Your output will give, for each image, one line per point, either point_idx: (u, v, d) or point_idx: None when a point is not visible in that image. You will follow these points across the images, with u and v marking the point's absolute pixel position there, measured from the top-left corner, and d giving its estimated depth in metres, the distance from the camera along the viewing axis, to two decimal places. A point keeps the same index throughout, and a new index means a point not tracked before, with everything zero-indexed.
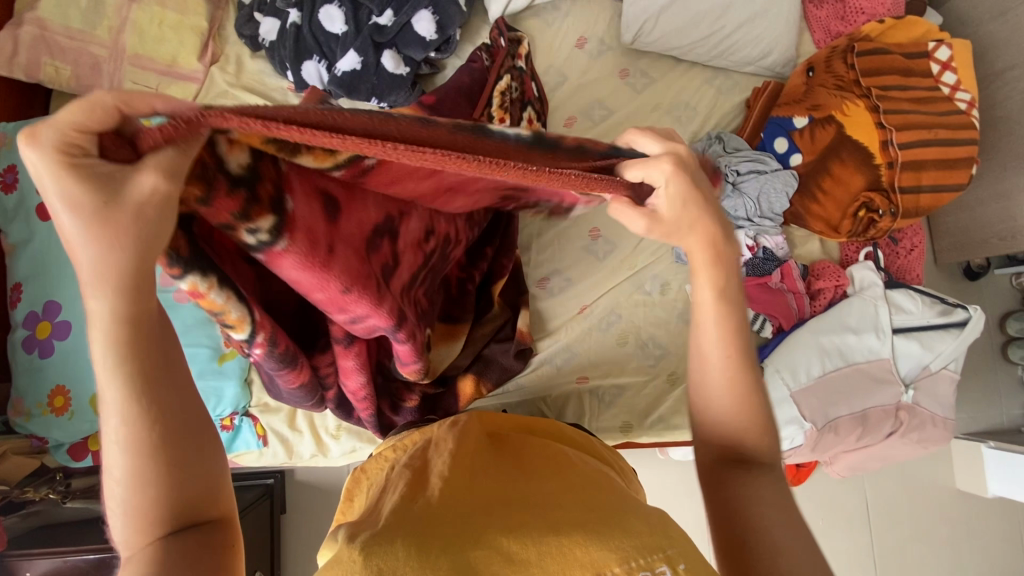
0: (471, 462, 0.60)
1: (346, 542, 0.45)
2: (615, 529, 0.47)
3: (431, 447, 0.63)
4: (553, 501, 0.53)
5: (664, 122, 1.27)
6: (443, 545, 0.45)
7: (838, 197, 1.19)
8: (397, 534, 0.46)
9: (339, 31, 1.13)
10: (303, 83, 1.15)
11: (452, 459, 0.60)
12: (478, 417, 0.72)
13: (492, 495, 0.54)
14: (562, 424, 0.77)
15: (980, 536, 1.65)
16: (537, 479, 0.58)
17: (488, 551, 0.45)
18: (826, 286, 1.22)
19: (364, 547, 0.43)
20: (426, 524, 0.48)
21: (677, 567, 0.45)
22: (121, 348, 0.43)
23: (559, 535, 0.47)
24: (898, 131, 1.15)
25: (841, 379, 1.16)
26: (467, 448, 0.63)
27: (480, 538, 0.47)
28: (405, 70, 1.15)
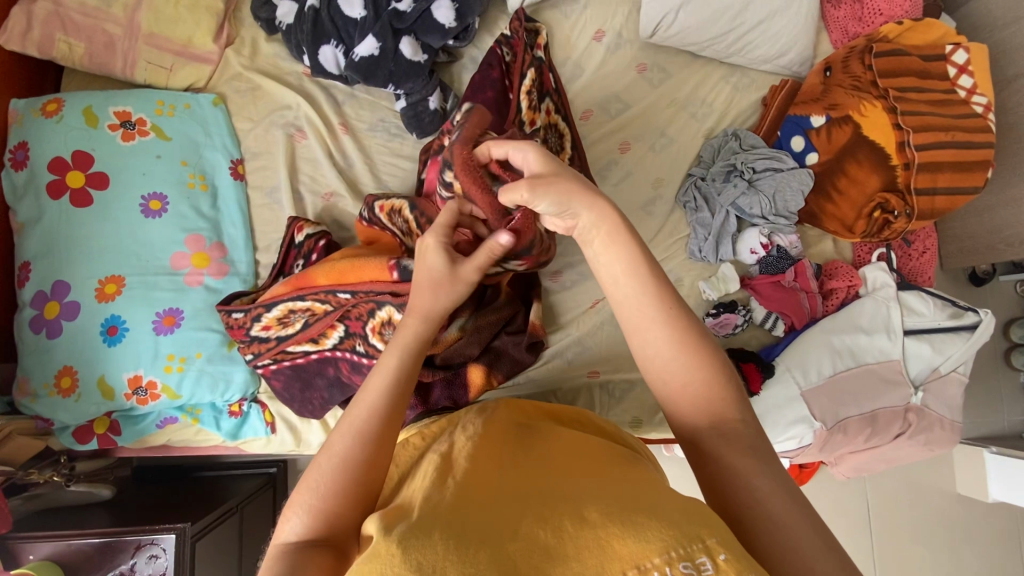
0: (500, 447, 0.60)
1: (384, 535, 0.46)
2: (654, 520, 0.47)
3: (458, 432, 0.62)
4: (585, 489, 0.52)
5: (680, 118, 1.26)
6: (480, 536, 0.46)
7: (854, 198, 1.19)
8: (433, 526, 0.46)
9: (358, 16, 1.11)
10: (319, 68, 1.14)
11: (481, 445, 0.59)
12: (504, 404, 0.71)
13: (525, 484, 0.54)
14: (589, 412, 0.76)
15: (979, 540, 1.66)
16: (569, 466, 0.57)
17: (524, 543, 0.46)
18: (839, 286, 1.22)
19: (403, 541, 0.44)
20: (460, 513, 0.48)
21: (717, 558, 0.43)
22: (400, 386, 0.61)
23: (595, 528, 0.47)
24: (915, 132, 1.15)
25: (851, 379, 1.16)
26: (496, 433, 0.63)
27: (516, 529, 0.47)
28: (423, 57, 1.14)
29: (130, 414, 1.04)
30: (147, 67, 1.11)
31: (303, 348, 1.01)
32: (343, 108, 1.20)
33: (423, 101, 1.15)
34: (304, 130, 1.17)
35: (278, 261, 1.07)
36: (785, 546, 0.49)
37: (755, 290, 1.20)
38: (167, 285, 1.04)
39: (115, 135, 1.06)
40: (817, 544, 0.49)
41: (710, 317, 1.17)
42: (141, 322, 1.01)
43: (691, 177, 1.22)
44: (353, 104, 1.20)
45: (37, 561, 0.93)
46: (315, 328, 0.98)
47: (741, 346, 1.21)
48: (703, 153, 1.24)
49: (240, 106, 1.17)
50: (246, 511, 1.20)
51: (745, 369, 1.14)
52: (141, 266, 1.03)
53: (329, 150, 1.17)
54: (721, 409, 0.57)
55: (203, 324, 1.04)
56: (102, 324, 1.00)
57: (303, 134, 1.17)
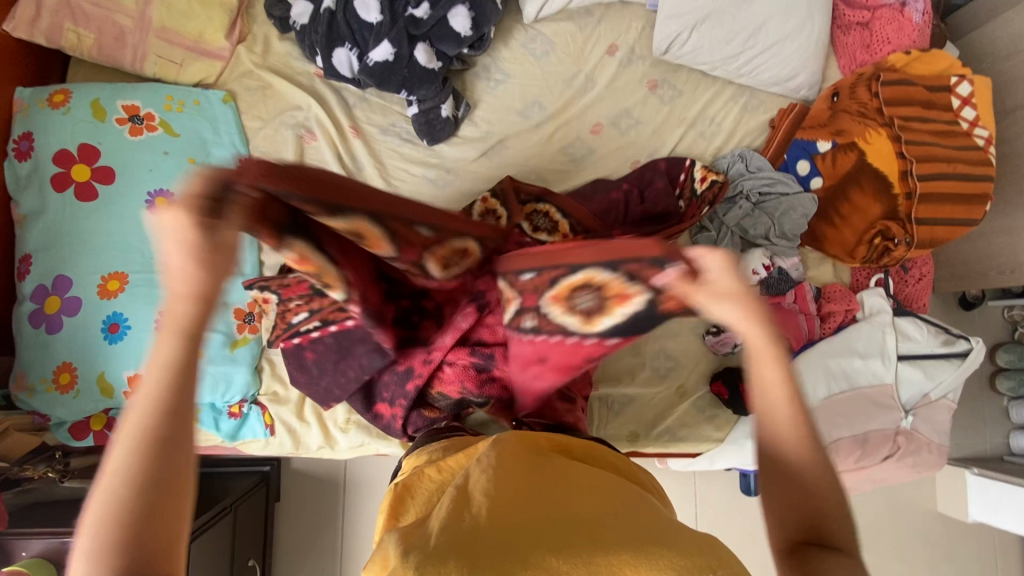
0: (516, 474, 0.61)
1: (403, 561, 0.47)
2: (665, 552, 0.49)
3: (473, 461, 0.63)
4: (598, 521, 0.54)
5: (689, 136, 1.27)
6: (495, 563, 0.47)
7: (856, 224, 1.20)
8: (451, 552, 0.48)
9: (374, 20, 1.10)
10: (332, 71, 1.13)
11: (497, 474, 0.60)
12: (519, 432, 0.72)
13: (539, 515, 0.55)
14: (597, 445, 0.77)
15: (957, 558, 1.71)
16: (580, 500, 0.59)
17: (538, 569, 0.47)
18: (836, 309, 1.23)
19: (421, 566, 0.46)
20: (477, 541, 0.50)
21: None
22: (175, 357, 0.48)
23: (608, 557, 0.48)
24: (918, 162, 1.17)
25: (844, 402, 1.19)
26: (511, 460, 0.64)
27: (530, 557, 0.48)
28: (437, 65, 1.14)
29: None
30: (157, 62, 1.10)
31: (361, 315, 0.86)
32: (354, 112, 1.20)
33: (435, 109, 1.16)
34: (314, 132, 1.17)
35: None
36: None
37: None
38: None
39: (123, 129, 1.05)
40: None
41: (710, 335, 1.18)
42: (142, 322, 1.00)
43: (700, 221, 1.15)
44: (364, 108, 1.20)
45: (27, 559, 0.90)
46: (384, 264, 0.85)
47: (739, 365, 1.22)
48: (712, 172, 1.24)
49: (250, 104, 1.16)
50: (240, 510, 1.21)
51: (742, 389, 1.14)
52: (146, 263, 1.02)
53: (338, 152, 1.17)
54: (827, 499, 0.57)
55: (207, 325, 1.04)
56: (104, 322, 0.99)
57: (313, 135, 1.17)
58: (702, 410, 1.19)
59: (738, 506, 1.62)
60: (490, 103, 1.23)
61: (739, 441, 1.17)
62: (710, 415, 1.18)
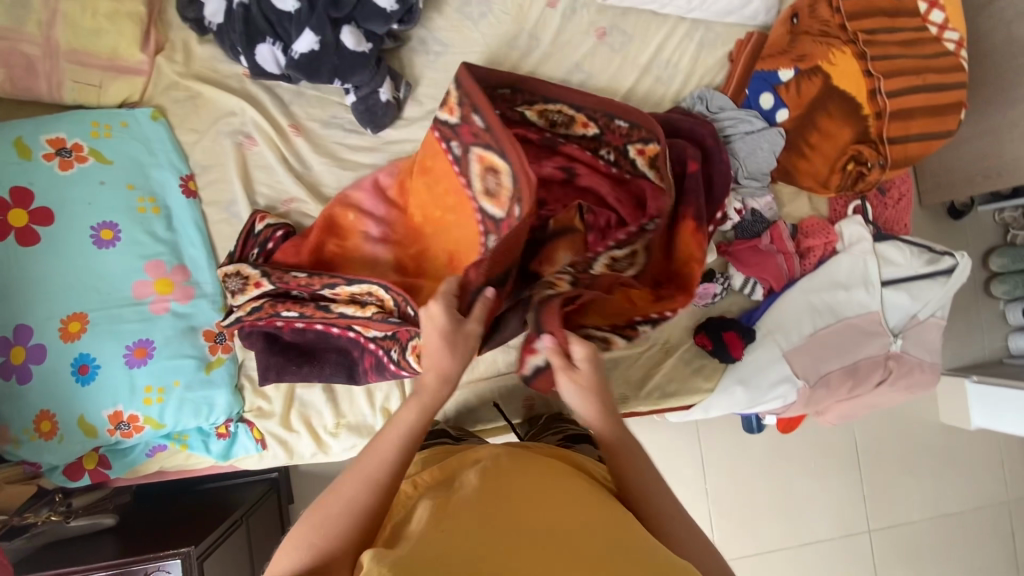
0: (499, 487, 0.64)
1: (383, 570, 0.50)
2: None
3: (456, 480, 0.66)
4: (578, 533, 0.58)
5: (645, 82, 1.21)
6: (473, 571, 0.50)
7: (827, 151, 1.15)
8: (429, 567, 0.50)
9: (292, 9, 1.03)
10: (259, 69, 1.07)
11: (476, 488, 0.63)
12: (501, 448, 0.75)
13: (517, 521, 0.58)
14: (575, 455, 0.82)
15: (956, 460, 1.79)
16: (558, 508, 0.62)
17: None
18: (815, 244, 1.18)
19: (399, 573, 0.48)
20: (454, 554, 0.52)
21: None
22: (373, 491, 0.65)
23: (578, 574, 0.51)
24: (885, 79, 1.12)
25: (831, 335, 1.17)
26: (491, 473, 0.67)
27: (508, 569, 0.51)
28: (368, 46, 1.07)
29: (118, 448, 1.04)
30: (75, 87, 1.05)
31: (346, 310, 0.99)
32: (292, 109, 1.14)
33: (373, 95, 1.10)
34: (253, 137, 1.12)
35: (236, 252, 1.06)
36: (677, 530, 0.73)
37: (732, 256, 1.16)
38: (133, 316, 1.01)
39: (53, 165, 1.01)
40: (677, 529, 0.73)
41: None
42: (111, 358, 0.99)
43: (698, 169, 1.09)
44: (301, 103, 1.14)
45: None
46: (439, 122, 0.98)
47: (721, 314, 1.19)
48: None
49: (182, 117, 1.11)
50: (252, 521, 1.23)
51: (726, 338, 1.13)
52: (104, 299, 1.00)
53: (282, 154, 1.13)
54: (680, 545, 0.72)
55: (177, 351, 1.02)
56: (73, 364, 0.98)
57: (253, 141, 1.12)
58: (689, 363, 1.18)
59: (742, 444, 1.66)
60: (433, 78, 1.17)
61: (729, 388, 1.17)
62: (697, 366, 1.18)
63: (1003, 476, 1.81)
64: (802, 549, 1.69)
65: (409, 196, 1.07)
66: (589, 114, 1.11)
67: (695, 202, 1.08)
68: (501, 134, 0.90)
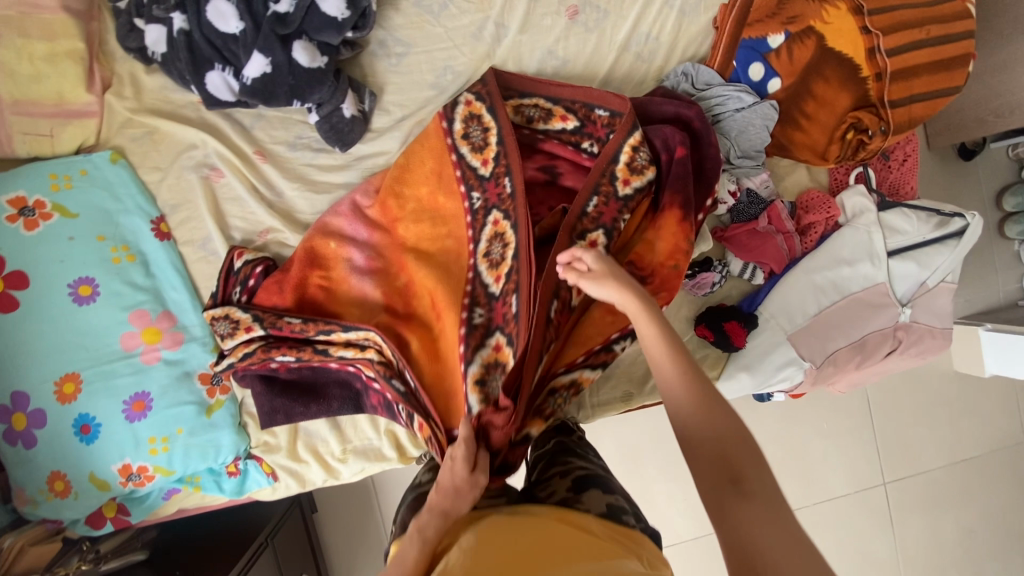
0: (493, 549, 0.60)
1: None
2: None
3: (452, 552, 0.63)
4: None
5: (625, 61, 1.12)
6: None
7: (824, 121, 1.07)
8: None
9: (236, 30, 0.96)
10: (211, 98, 1.00)
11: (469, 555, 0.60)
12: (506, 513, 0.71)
13: None
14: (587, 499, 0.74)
15: (969, 404, 1.79)
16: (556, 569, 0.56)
17: None
18: (816, 220, 1.12)
19: None
20: None
21: None
22: None
23: None
24: (885, 35, 1.03)
25: (837, 312, 1.14)
26: (487, 539, 0.63)
27: None
28: (323, 61, 1.00)
29: (134, 495, 1.05)
30: (25, 138, 1.00)
31: (345, 351, 0.98)
32: (254, 133, 1.09)
33: (337, 111, 1.04)
34: (219, 168, 1.07)
35: (218, 291, 1.03)
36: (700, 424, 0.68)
37: (729, 242, 1.12)
38: (125, 370, 1.00)
39: (17, 225, 0.98)
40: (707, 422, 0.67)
41: (686, 279, 1.12)
42: (110, 415, 0.99)
43: (686, 154, 1.01)
44: (264, 126, 1.09)
45: None
46: (457, 147, 1.01)
47: (721, 301, 1.16)
48: None
49: (142, 156, 1.06)
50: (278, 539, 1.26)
51: (728, 328, 1.10)
52: (94, 357, 0.99)
53: (250, 184, 1.08)
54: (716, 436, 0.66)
55: (175, 400, 1.02)
56: (73, 425, 0.98)
57: (219, 172, 1.08)
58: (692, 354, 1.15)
59: (753, 412, 1.66)
60: (398, 82, 1.10)
61: (735, 375, 1.15)
62: (701, 357, 1.15)
63: (1018, 414, 1.81)
64: (819, 506, 1.72)
65: (392, 216, 1.02)
66: (566, 106, 1.06)
67: (684, 188, 1.00)
68: (439, 152, 1.02)
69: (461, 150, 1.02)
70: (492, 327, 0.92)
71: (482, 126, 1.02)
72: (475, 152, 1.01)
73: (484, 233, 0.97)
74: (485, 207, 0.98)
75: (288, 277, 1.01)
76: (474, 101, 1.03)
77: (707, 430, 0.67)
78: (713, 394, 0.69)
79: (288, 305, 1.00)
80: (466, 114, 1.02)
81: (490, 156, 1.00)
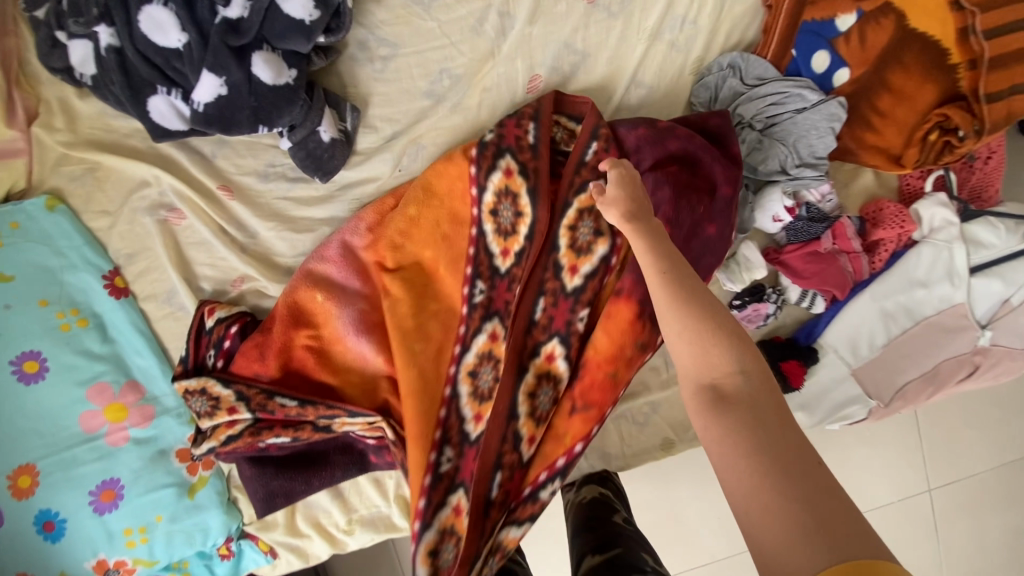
0: None
1: None
2: None
3: None
4: None
5: (659, 52, 0.92)
6: None
7: (901, 119, 0.89)
8: None
9: (179, 43, 0.77)
10: (158, 129, 0.81)
11: None
12: None
13: None
14: None
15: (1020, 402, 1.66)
16: None
17: None
18: (887, 235, 0.95)
19: None
20: None
21: None
22: None
23: None
24: (984, 11, 0.83)
25: (909, 341, 0.98)
26: None
27: None
28: (292, 75, 0.81)
29: None
30: None
31: (350, 426, 0.85)
32: (217, 163, 0.90)
33: (313, 136, 0.86)
34: (178, 208, 0.90)
35: (188, 358, 0.88)
36: (702, 360, 0.63)
37: (784, 265, 0.95)
38: (88, 456, 0.86)
39: None
40: (704, 358, 0.63)
41: (734, 311, 0.96)
42: (77, 509, 0.86)
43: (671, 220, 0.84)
44: (227, 155, 0.90)
45: None
46: (480, 222, 0.85)
47: (775, 331, 1.01)
48: (698, 100, 0.94)
49: (85, 198, 0.88)
50: None
51: (786, 368, 0.96)
52: (51, 443, 0.85)
53: (218, 225, 0.91)
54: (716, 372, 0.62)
55: (150, 484, 0.89)
56: (36, 522, 0.85)
57: (179, 213, 0.90)
58: None
59: None
60: (384, 92, 0.90)
61: None
62: None
63: None
64: None
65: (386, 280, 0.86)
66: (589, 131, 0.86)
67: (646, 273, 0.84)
68: (456, 227, 0.86)
69: (478, 217, 0.86)
70: (458, 479, 0.81)
71: (516, 207, 0.85)
72: (494, 226, 0.85)
73: (476, 337, 0.84)
74: (484, 308, 0.84)
75: (271, 341, 0.85)
76: (516, 172, 0.85)
77: (705, 369, 0.63)
78: (714, 326, 0.64)
79: (272, 375, 0.86)
80: (491, 174, 0.85)
81: (513, 248, 0.85)
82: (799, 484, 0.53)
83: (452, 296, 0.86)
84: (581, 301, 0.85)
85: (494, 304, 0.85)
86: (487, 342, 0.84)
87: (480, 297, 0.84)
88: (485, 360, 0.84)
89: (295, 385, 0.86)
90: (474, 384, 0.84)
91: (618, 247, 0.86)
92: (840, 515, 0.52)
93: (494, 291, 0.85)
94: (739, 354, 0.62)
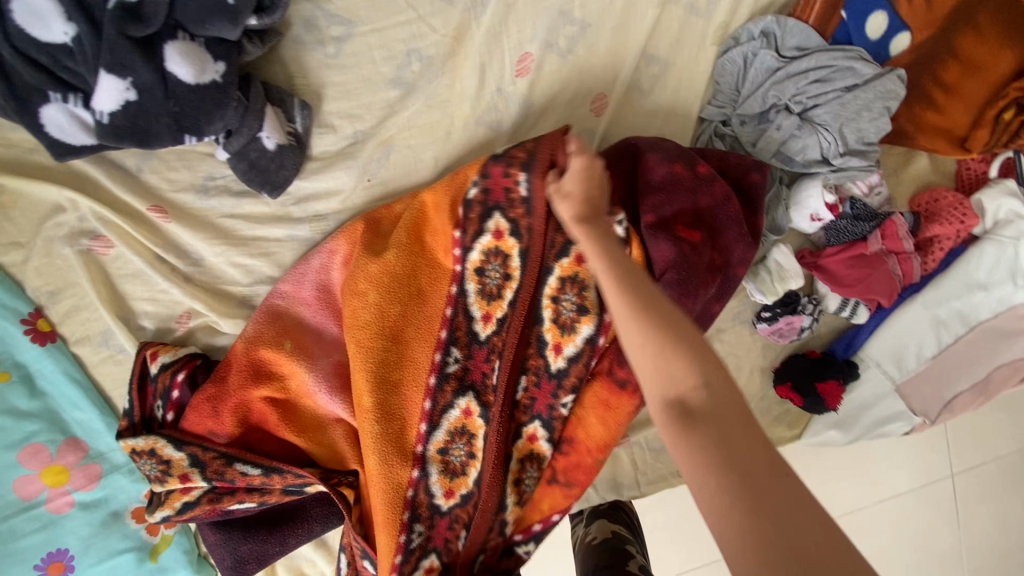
0: None
1: None
2: None
3: None
4: None
5: (671, 20, 0.77)
6: None
7: (970, 94, 0.79)
8: None
9: (69, 37, 0.60)
10: (59, 146, 0.66)
11: None
12: None
13: None
14: None
15: None
16: None
17: None
18: (944, 231, 0.81)
19: None
20: None
21: None
22: None
23: None
24: None
25: (963, 350, 0.85)
26: None
27: None
28: (219, 70, 0.64)
29: None
30: None
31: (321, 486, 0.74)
32: (145, 179, 0.74)
33: (255, 143, 0.70)
34: (103, 235, 0.75)
35: (131, 415, 0.76)
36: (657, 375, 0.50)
37: (820, 270, 0.82)
38: (28, 527, 0.76)
39: None
40: (661, 370, 0.50)
41: (762, 324, 0.83)
42: None
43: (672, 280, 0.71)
44: (154, 168, 0.73)
45: None
46: (462, 281, 0.71)
47: (807, 343, 0.89)
48: (724, 79, 0.79)
49: None
50: None
51: (822, 389, 0.83)
52: None
53: (154, 253, 0.77)
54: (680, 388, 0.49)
55: (105, 551, 0.79)
56: None
57: (105, 241, 0.76)
58: (767, 413, 0.89)
59: None
60: (340, 82, 0.73)
61: (821, 434, 0.90)
62: (779, 415, 0.90)
63: None
64: None
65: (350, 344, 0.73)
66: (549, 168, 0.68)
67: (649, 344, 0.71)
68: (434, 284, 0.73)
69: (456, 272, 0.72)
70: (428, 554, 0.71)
71: (506, 268, 0.71)
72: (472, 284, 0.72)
73: (447, 412, 0.71)
74: (458, 380, 0.72)
75: (226, 394, 0.74)
76: (508, 232, 0.71)
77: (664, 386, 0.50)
78: (673, 333, 0.51)
79: (230, 434, 0.74)
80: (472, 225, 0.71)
81: (496, 313, 0.72)
82: (775, 512, 0.43)
83: (421, 366, 0.72)
84: (565, 386, 0.72)
85: (470, 376, 0.72)
86: (462, 418, 0.72)
87: (456, 368, 0.72)
88: (459, 439, 0.72)
89: (257, 442, 0.76)
90: (451, 466, 0.72)
91: (607, 327, 0.71)
92: (825, 541, 0.42)
93: (469, 360, 0.72)
94: (703, 362, 0.49)
